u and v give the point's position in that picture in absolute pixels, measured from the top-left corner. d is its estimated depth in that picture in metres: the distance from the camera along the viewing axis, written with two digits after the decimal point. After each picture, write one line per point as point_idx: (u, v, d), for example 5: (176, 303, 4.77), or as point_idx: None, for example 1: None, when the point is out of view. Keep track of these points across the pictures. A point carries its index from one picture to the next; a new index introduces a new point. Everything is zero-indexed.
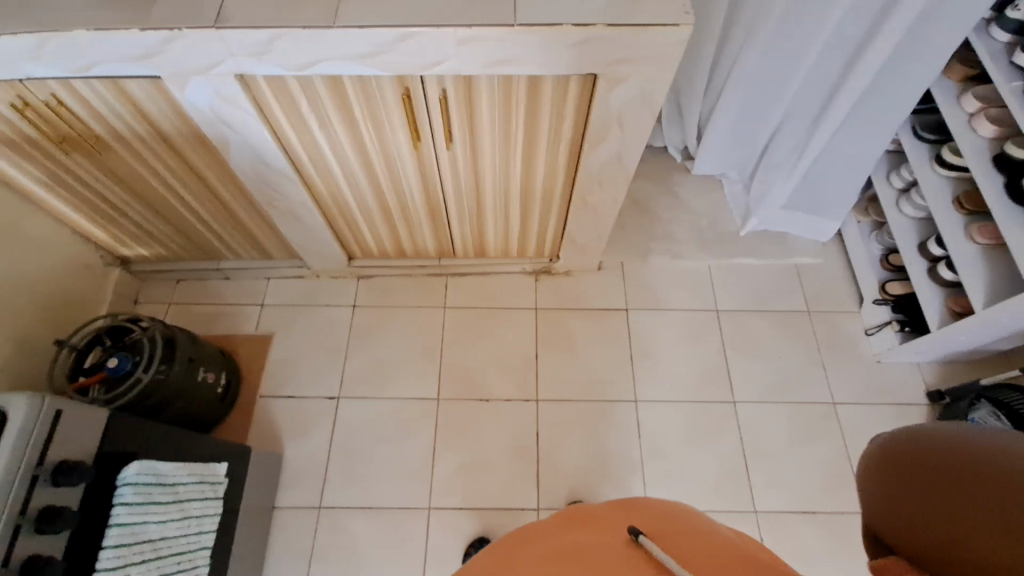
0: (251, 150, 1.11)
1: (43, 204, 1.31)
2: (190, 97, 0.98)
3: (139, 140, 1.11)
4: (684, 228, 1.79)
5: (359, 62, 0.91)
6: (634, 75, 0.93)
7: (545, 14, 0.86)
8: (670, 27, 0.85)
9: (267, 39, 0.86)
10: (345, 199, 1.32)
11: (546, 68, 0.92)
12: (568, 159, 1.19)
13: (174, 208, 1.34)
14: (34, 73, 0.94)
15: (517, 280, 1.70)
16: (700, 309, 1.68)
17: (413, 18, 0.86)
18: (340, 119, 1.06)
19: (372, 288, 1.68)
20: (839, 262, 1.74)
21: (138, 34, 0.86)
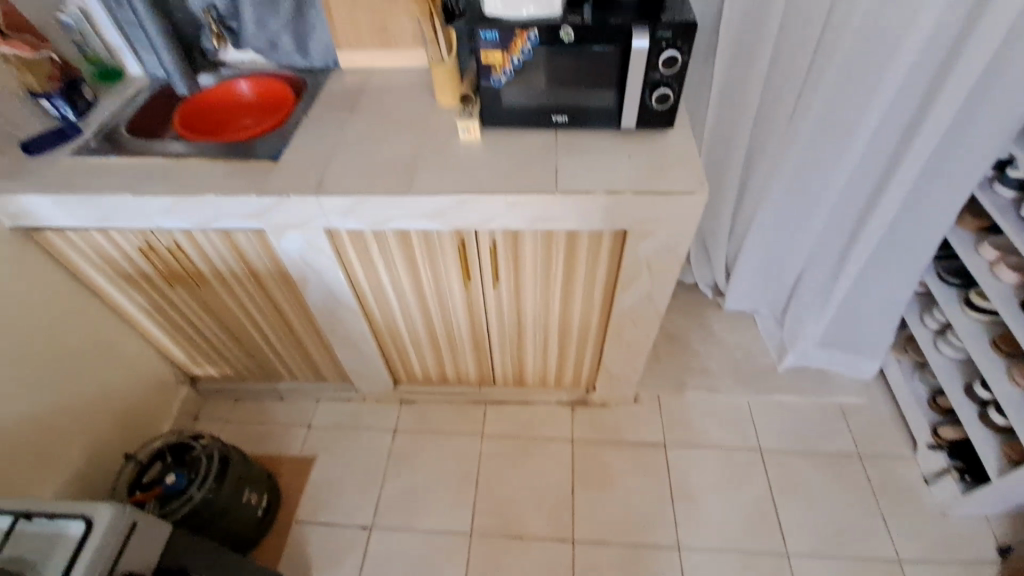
0: (324, 287, 1.29)
1: (139, 328, 1.50)
2: (284, 244, 1.17)
3: (234, 277, 1.30)
4: (720, 362, 1.81)
5: (426, 220, 1.08)
6: (660, 231, 1.07)
7: (582, 183, 1.03)
8: (689, 195, 1.00)
9: (353, 203, 1.06)
10: (398, 329, 1.46)
11: (583, 225, 1.07)
12: (603, 299, 1.30)
13: (249, 334, 1.51)
14: (163, 225, 1.14)
15: (554, 409, 1.73)
16: (742, 448, 1.63)
17: (473, 187, 1.04)
18: (405, 263, 1.23)
19: (413, 413, 1.74)
20: (885, 402, 1.70)
21: (253, 199, 1.06)
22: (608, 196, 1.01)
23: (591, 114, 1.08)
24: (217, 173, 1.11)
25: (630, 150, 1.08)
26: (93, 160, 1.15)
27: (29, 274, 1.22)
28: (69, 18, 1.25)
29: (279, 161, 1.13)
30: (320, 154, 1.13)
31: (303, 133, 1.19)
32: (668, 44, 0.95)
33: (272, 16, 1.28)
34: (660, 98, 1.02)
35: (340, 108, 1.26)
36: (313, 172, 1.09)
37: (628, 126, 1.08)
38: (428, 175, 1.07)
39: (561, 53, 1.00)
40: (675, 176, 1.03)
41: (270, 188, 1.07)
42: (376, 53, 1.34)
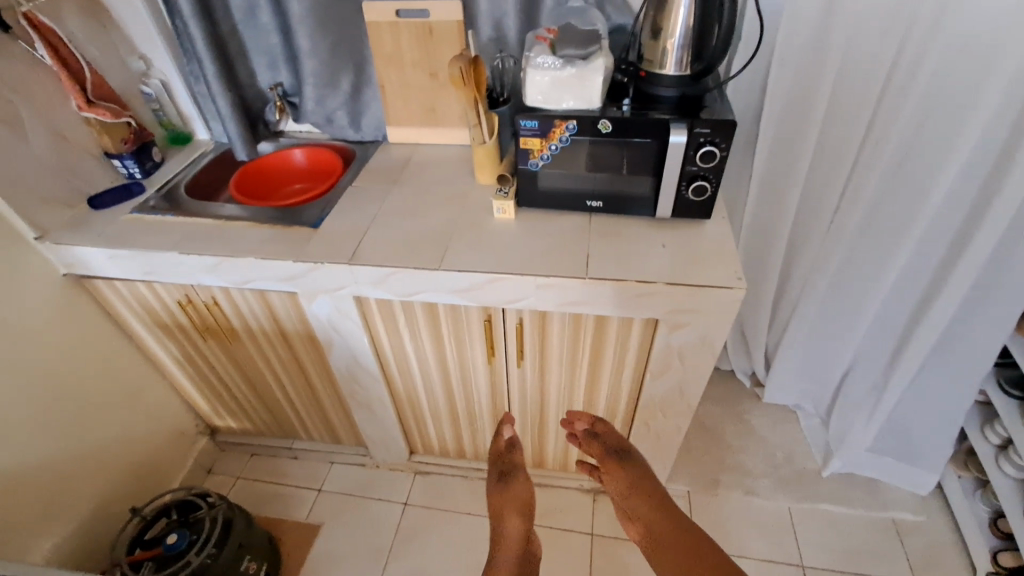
0: (348, 351, 1.29)
1: (169, 377, 1.52)
2: (315, 307, 1.18)
3: (262, 334, 1.32)
4: (757, 460, 1.68)
5: (456, 296, 1.08)
6: (693, 322, 1.03)
7: (614, 270, 1.01)
8: (724, 289, 0.96)
9: (385, 274, 1.07)
10: (420, 398, 1.43)
11: (614, 310, 1.04)
12: (630, 386, 1.25)
13: (271, 389, 1.51)
14: (203, 281, 1.18)
15: (573, 496, 1.62)
16: (781, 561, 1.47)
17: (503, 266, 1.04)
18: (430, 334, 1.22)
19: (426, 485, 1.67)
20: (947, 523, 1.51)
21: (290, 264, 1.09)
22: (640, 284, 0.98)
23: (627, 200, 1.08)
24: (259, 237, 1.15)
25: (665, 239, 1.06)
26: (149, 217, 1.22)
27: (74, 318, 1.26)
28: (151, 89, 1.36)
29: (318, 228, 1.16)
30: (358, 224, 1.16)
31: (344, 202, 1.24)
32: (705, 139, 0.95)
33: (330, 95, 1.37)
34: (696, 190, 1.01)
35: (383, 180, 1.31)
36: (349, 240, 1.12)
37: (664, 215, 1.07)
38: (459, 251, 1.08)
39: (599, 142, 1.01)
40: (711, 267, 1.00)
41: (306, 254, 1.10)
42: (421, 130, 1.40)
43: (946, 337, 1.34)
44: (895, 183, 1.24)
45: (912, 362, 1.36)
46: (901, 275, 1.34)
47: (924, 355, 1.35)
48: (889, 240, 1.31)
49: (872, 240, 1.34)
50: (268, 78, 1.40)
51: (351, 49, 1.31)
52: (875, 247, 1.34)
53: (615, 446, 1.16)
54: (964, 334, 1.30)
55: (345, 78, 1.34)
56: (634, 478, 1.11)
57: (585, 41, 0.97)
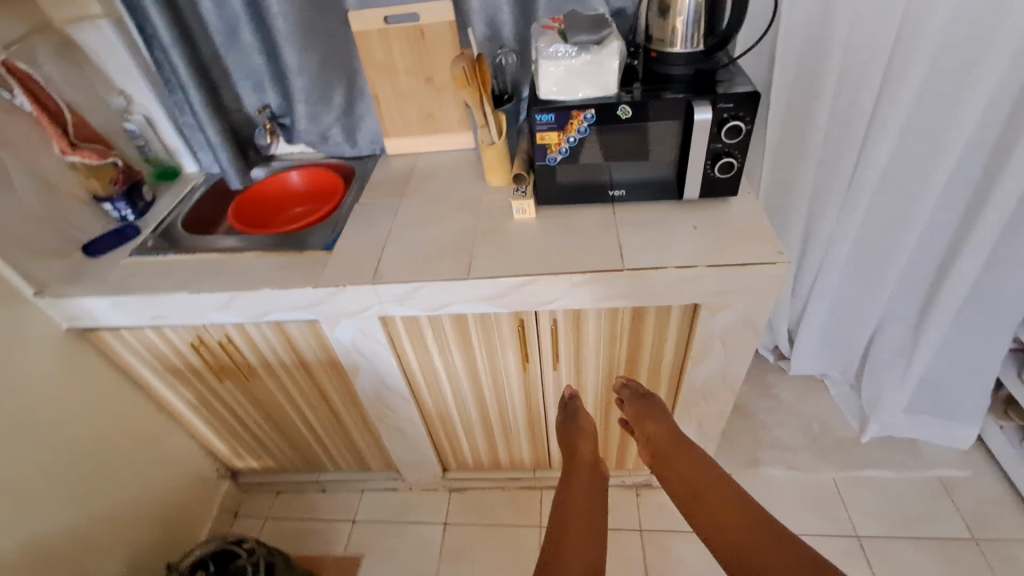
0: (375, 374, 1.24)
1: (186, 424, 1.46)
2: (338, 333, 1.13)
3: (283, 367, 1.26)
4: (794, 434, 1.66)
5: (486, 303, 1.04)
6: (735, 304, 1.00)
7: (650, 259, 0.97)
8: (767, 266, 0.93)
9: (411, 289, 1.02)
10: (452, 412, 1.39)
11: (653, 300, 1.00)
12: (669, 376, 1.21)
13: (295, 423, 1.45)
14: (216, 319, 1.11)
15: (616, 494, 1.59)
16: (835, 533, 1.45)
17: (534, 268, 1.00)
18: (460, 345, 1.18)
19: (464, 502, 1.62)
20: (992, 475, 1.51)
21: (310, 291, 1.03)
22: (679, 270, 0.95)
23: (650, 185, 1.05)
24: (272, 266, 1.10)
25: (696, 221, 1.03)
26: (150, 259, 1.15)
27: (81, 374, 1.19)
28: (134, 126, 1.29)
29: (332, 250, 1.11)
30: (374, 241, 1.12)
31: (354, 221, 1.19)
32: (730, 114, 0.92)
33: (322, 112, 1.31)
34: (723, 167, 0.98)
35: (390, 194, 1.26)
36: (368, 259, 1.07)
37: (691, 196, 1.04)
38: (485, 257, 1.04)
39: (618, 129, 0.98)
40: (748, 245, 0.97)
41: (325, 278, 1.04)
42: (422, 139, 1.36)
43: (975, 288, 1.33)
44: (910, 139, 1.23)
45: (943, 317, 1.35)
46: (923, 231, 1.33)
47: (955, 308, 1.34)
48: (910, 197, 1.29)
49: (892, 200, 1.32)
50: (255, 101, 1.33)
51: (340, 62, 1.25)
52: (895, 206, 1.32)
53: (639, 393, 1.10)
54: (993, 282, 1.30)
55: (338, 92, 1.29)
56: (649, 411, 1.06)
57: (593, 26, 0.94)
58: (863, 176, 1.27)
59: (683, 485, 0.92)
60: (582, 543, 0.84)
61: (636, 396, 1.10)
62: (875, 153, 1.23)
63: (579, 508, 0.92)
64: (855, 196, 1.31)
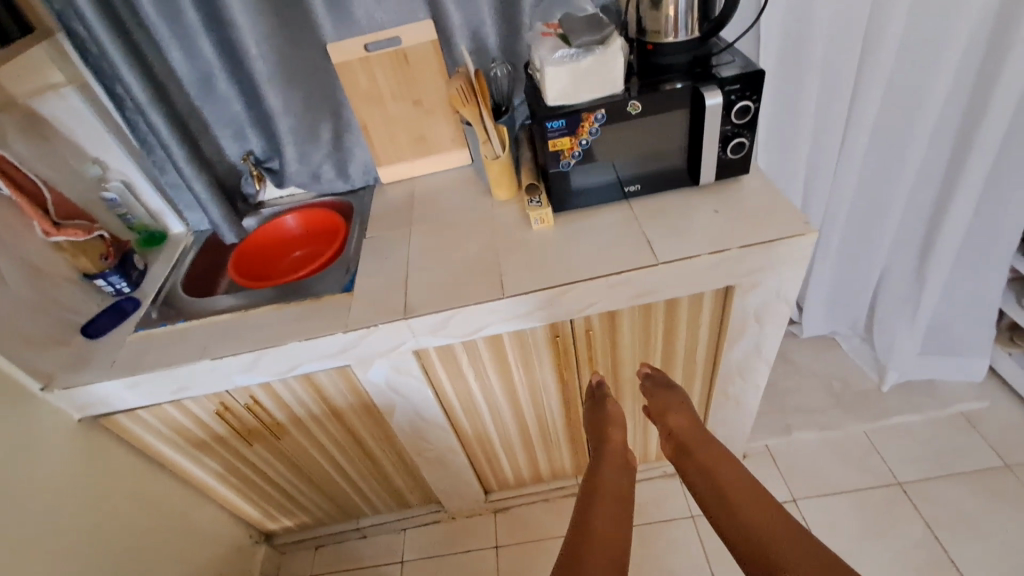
0: (411, 409, 1.20)
1: (213, 495, 1.38)
2: (371, 375, 1.09)
3: (313, 419, 1.21)
4: (818, 394, 1.69)
5: (521, 319, 1.02)
6: (767, 280, 1.01)
7: (681, 249, 0.97)
8: (797, 237, 0.94)
9: (445, 318, 0.99)
10: (489, 433, 1.36)
11: (688, 289, 1.00)
12: (705, 360, 1.22)
13: (328, 474, 1.39)
14: (240, 382, 1.06)
15: (661, 485, 1.59)
16: (878, 484, 1.48)
17: (568, 276, 0.98)
18: (495, 365, 1.16)
19: (511, 521, 1.59)
20: (1010, 401, 1.57)
21: (341, 336, 0.99)
22: (712, 256, 0.95)
23: (664, 176, 1.06)
24: (293, 316, 1.05)
25: (715, 205, 1.04)
26: (159, 331, 1.09)
27: (100, 463, 1.12)
28: (113, 194, 1.22)
29: (352, 290, 1.07)
30: (394, 275, 1.08)
31: (367, 257, 1.15)
32: (738, 96, 0.93)
33: (312, 150, 1.28)
34: (736, 148, 0.99)
35: (396, 223, 1.23)
36: (393, 294, 1.04)
37: (706, 181, 1.04)
38: (514, 273, 1.02)
39: (628, 125, 0.98)
40: (773, 220, 0.98)
41: (353, 320, 1.01)
42: (416, 163, 1.33)
43: (971, 226, 1.39)
44: (893, 95, 1.27)
45: (945, 256, 1.41)
46: (914, 180, 1.38)
47: (956, 247, 1.40)
48: (899, 150, 1.33)
49: (881, 155, 1.37)
50: (238, 150, 1.28)
51: (325, 96, 1.21)
52: (885, 161, 1.37)
53: (662, 382, 1.06)
54: (987, 217, 1.36)
55: (325, 127, 1.26)
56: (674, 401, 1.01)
57: (592, 26, 0.93)
58: (853, 136, 1.31)
59: (706, 476, 0.87)
60: (606, 528, 0.78)
61: (659, 384, 1.06)
62: (862, 112, 1.27)
63: (606, 495, 0.85)
64: (849, 156, 1.35)
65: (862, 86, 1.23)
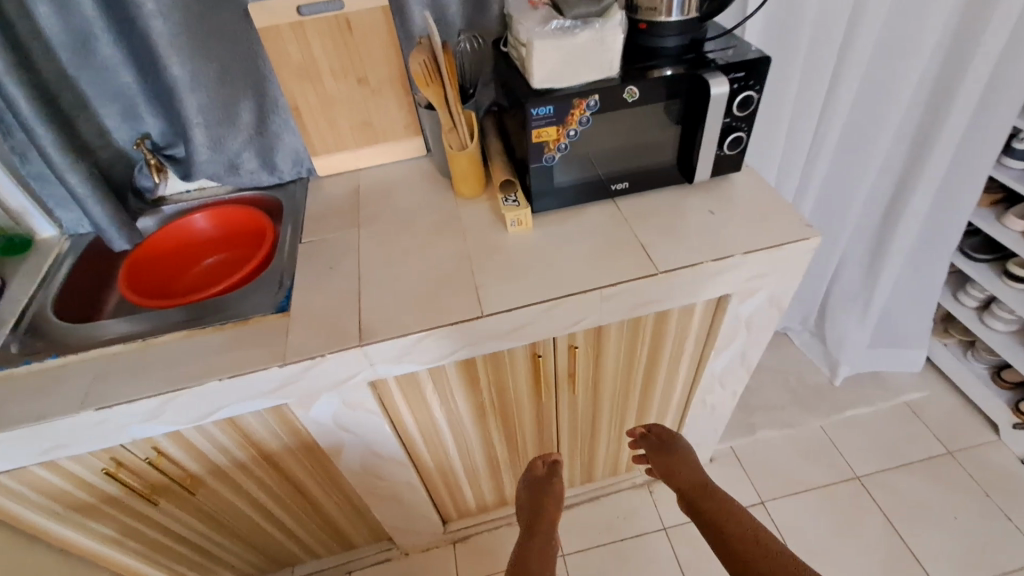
0: (365, 447, 1.01)
1: (105, 565, 1.11)
2: (314, 413, 0.89)
3: (238, 467, 0.99)
4: (775, 391, 1.70)
5: (501, 341, 0.87)
6: (766, 287, 0.93)
7: (680, 256, 0.86)
8: (802, 241, 0.87)
9: (412, 343, 0.82)
10: (452, 463, 1.20)
11: (686, 300, 0.90)
12: (688, 372, 1.13)
13: (257, 524, 1.17)
14: (139, 434, 0.82)
15: (630, 497, 1.51)
16: (838, 479, 1.50)
17: (556, 288, 0.85)
18: (465, 391, 1.00)
19: (473, 552, 1.45)
20: (945, 389, 1.67)
21: (277, 370, 0.79)
22: (715, 262, 0.85)
23: (654, 173, 0.95)
24: (211, 345, 0.83)
25: (711, 206, 0.94)
26: (19, 372, 0.82)
27: None
28: None
29: (289, 311, 0.86)
30: (342, 290, 0.89)
31: (306, 267, 0.94)
32: (740, 84, 0.84)
33: (228, 135, 1.05)
34: (733, 142, 0.91)
35: (339, 225, 1.03)
36: (344, 314, 0.84)
37: (700, 179, 0.95)
38: (492, 286, 0.86)
39: (620, 114, 0.86)
40: (774, 221, 0.90)
41: (293, 350, 0.80)
42: (362, 153, 1.13)
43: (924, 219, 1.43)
44: (862, 92, 1.26)
45: (900, 249, 1.44)
46: (875, 177, 1.39)
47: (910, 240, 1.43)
48: (863, 147, 1.33)
49: (846, 152, 1.36)
50: (129, 132, 1.05)
51: (244, 70, 0.99)
52: (850, 158, 1.36)
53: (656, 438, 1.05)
54: (938, 211, 1.40)
55: (245, 107, 1.03)
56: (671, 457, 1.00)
57: None
58: (827, 128, 1.28)
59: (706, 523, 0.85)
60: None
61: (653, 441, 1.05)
62: (836, 107, 1.25)
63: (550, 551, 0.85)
64: (820, 147, 1.32)
65: (840, 77, 1.20)
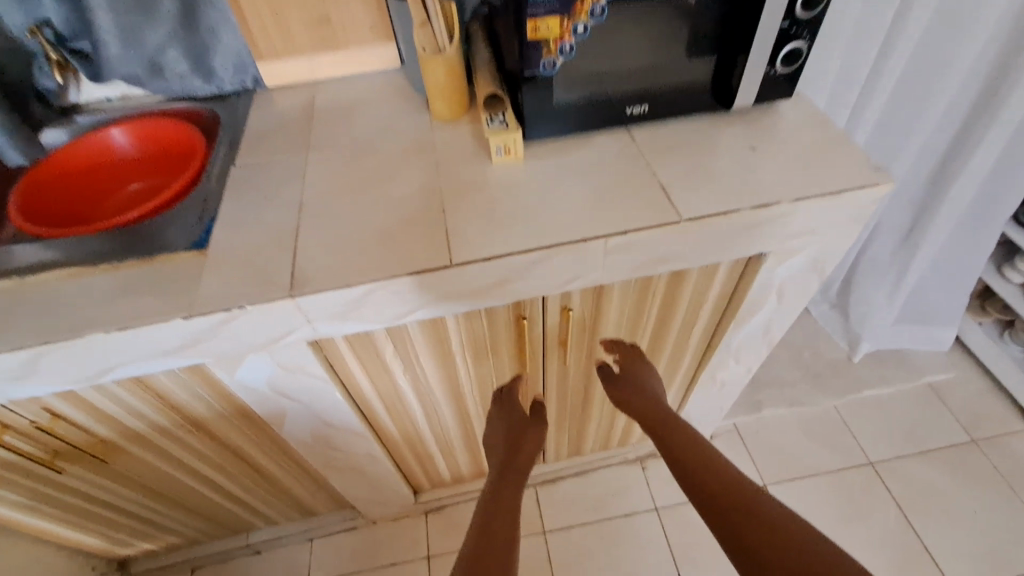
0: (313, 416, 0.86)
1: (24, 531, 0.98)
2: (242, 376, 0.73)
3: (161, 434, 0.83)
4: (786, 365, 1.55)
5: (472, 299, 0.69)
6: (810, 246, 0.75)
7: (708, 201, 0.67)
8: (869, 188, 0.68)
9: (357, 296, 0.64)
10: (422, 434, 1.05)
11: (710, 258, 0.72)
12: (701, 345, 0.97)
13: (198, 492, 1.03)
14: (16, 395, 0.66)
15: (621, 473, 1.38)
16: (849, 465, 1.38)
17: (546, 235, 0.66)
18: (433, 355, 0.83)
19: (447, 524, 1.33)
20: (974, 371, 1.52)
21: (182, 324, 0.61)
22: (757, 210, 0.67)
23: (682, 96, 0.75)
24: (105, 288, 0.65)
25: (751, 140, 0.74)
26: None
27: None
28: None
29: (207, 249, 0.68)
30: (276, 226, 0.70)
31: (235, 196, 0.75)
32: None
33: (147, 28, 0.85)
34: (789, 57, 0.71)
35: (284, 146, 0.82)
36: (274, 256, 0.66)
37: (741, 106, 0.76)
38: (467, 229, 0.68)
39: (644, 7, 0.66)
40: (831, 163, 0.71)
41: (205, 299, 0.63)
42: (318, 60, 0.91)
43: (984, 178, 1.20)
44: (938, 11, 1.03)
45: (950, 212, 1.23)
46: (934, 127, 1.17)
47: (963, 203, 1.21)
48: (926, 88, 1.12)
49: (904, 93, 1.16)
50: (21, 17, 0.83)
51: None
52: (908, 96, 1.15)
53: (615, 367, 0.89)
54: (1003, 170, 1.17)
55: None
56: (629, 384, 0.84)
57: None
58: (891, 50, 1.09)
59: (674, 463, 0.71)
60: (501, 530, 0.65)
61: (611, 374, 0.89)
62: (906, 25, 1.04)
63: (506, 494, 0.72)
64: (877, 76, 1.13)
65: None
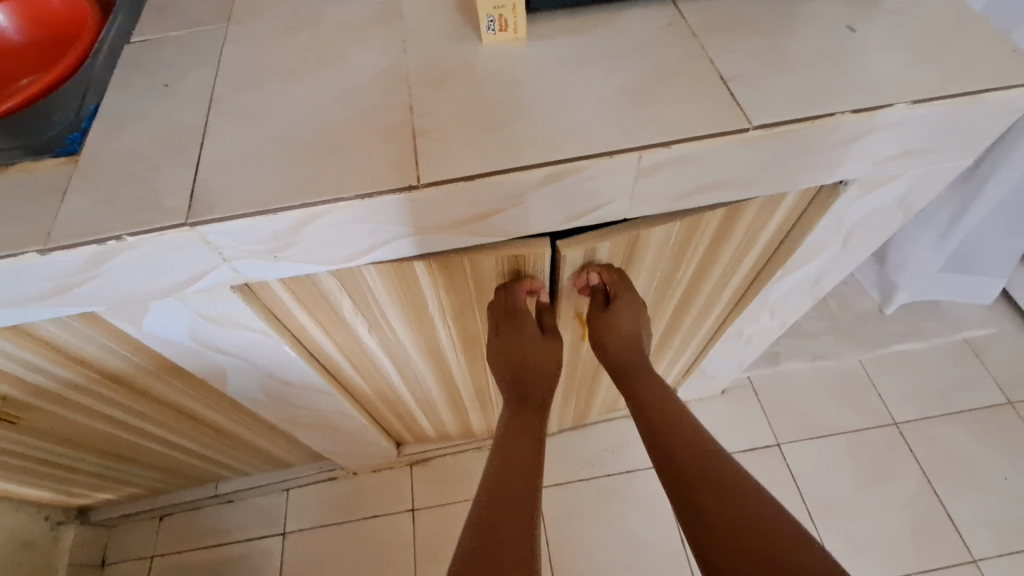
0: (259, 372, 0.70)
1: None
2: (154, 328, 0.56)
3: (76, 391, 0.68)
4: (811, 315, 1.39)
5: (446, 235, 0.51)
6: (906, 173, 0.56)
7: (787, 103, 0.48)
8: (1016, 90, 0.49)
9: (287, 227, 0.46)
10: (401, 392, 0.91)
11: (776, 186, 0.53)
12: (736, 297, 0.80)
13: (144, 447, 0.90)
14: None
15: (623, 428, 1.25)
16: (873, 425, 1.26)
17: (556, 147, 0.47)
18: (403, 315, 0.67)
19: (432, 477, 1.22)
20: (1017, 327, 1.37)
21: (40, 259, 0.44)
22: (857, 116, 0.47)
23: None
24: None
25: (846, 17, 0.54)
26: None
27: None
28: None
29: (83, 154, 0.49)
30: (179, 124, 0.50)
31: (127, 82, 0.54)
32: None
33: None
34: None
35: (198, 15, 0.60)
36: (174, 167, 0.47)
37: None
38: (442, 136, 0.48)
39: None
40: (959, 53, 0.51)
41: (74, 225, 0.44)
42: None
43: None
44: None
45: None
46: None
47: None
48: None
49: None
50: None
51: None
52: None
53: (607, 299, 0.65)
54: None
55: None
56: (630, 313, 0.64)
57: None
58: None
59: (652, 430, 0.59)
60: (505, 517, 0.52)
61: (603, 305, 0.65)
62: None
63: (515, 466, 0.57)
64: None
65: None
